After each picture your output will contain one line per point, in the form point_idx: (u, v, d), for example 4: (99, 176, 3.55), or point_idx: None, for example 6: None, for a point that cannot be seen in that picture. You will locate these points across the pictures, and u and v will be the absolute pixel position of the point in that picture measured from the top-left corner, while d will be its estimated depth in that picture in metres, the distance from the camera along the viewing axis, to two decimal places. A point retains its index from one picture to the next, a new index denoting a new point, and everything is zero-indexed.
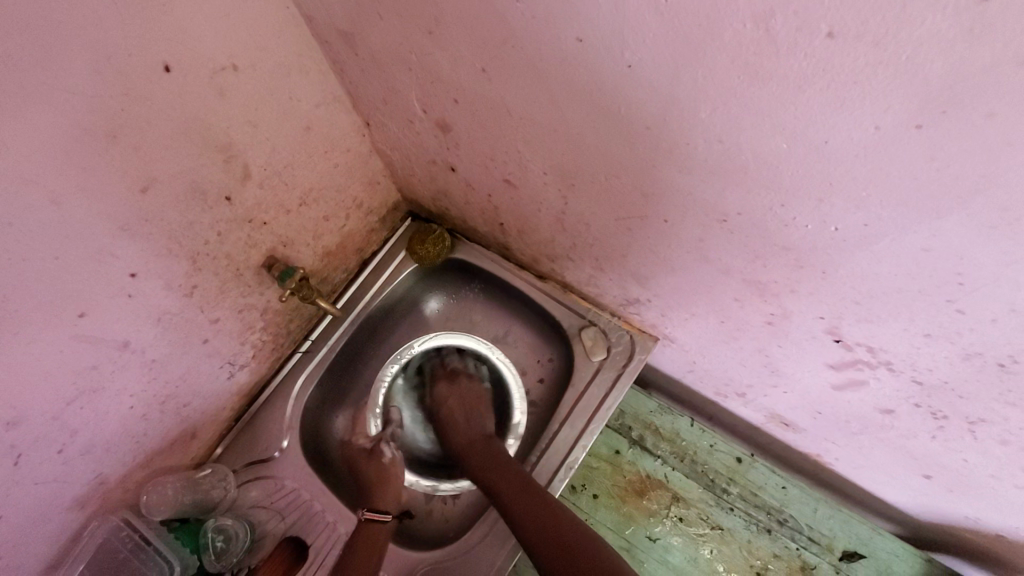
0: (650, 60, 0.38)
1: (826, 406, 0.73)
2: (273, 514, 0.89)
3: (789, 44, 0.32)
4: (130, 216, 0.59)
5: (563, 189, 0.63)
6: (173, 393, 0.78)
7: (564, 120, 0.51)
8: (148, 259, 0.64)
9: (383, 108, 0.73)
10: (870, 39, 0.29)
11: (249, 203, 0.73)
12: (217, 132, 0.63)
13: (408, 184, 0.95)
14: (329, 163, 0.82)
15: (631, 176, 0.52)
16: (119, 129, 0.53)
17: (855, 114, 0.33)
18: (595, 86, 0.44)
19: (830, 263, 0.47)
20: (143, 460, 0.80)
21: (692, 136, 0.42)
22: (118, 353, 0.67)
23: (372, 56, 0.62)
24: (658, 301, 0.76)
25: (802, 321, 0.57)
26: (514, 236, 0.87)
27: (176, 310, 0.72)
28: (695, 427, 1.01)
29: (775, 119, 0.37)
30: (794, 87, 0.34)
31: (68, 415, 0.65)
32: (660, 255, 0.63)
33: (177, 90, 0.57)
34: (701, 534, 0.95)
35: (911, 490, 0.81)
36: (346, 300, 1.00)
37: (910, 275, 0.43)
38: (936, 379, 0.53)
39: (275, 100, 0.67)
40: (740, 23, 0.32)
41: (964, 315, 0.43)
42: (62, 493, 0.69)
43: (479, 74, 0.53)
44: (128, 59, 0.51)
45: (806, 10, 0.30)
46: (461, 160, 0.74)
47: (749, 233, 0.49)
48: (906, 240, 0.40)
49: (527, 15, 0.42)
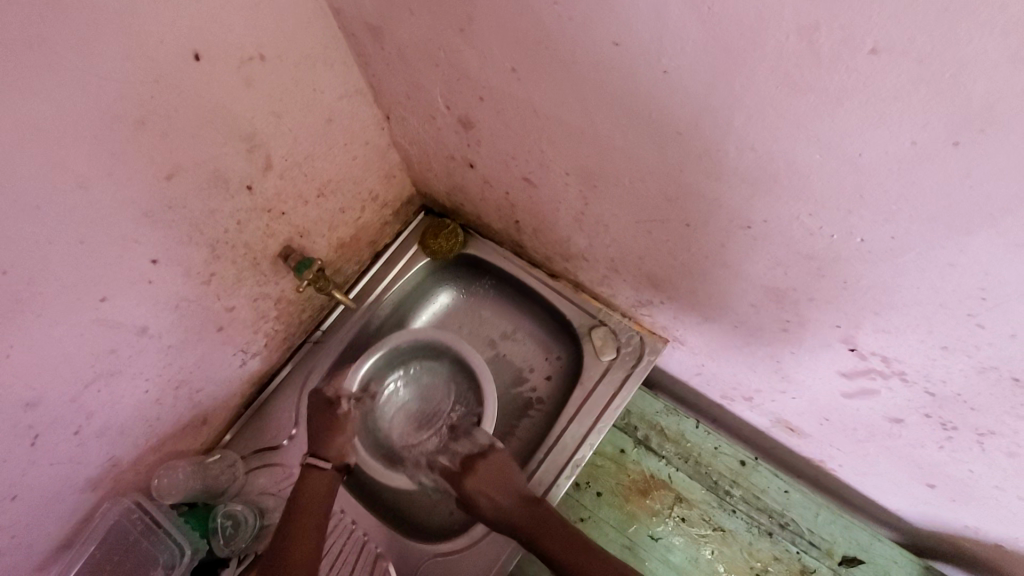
0: (686, 66, 0.39)
1: (835, 414, 0.74)
2: (281, 501, 0.89)
3: (831, 57, 0.32)
4: (154, 203, 0.60)
5: (585, 189, 0.63)
6: (186, 379, 0.79)
7: (593, 123, 0.51)
8: (169, 246, 0.64)
9: (406, 102, 0.74)
10: (914, 56, 0.29)
11: (269, 193, 0.73)
12: (242, 121, 0.63)
13: (425, 179, 0.95)
14: (349, 155, 0.82)
15: (657, 180, 0.53)
16: (148, 116, 0.54)
17: (892, 128, 0.34)
18: (627, 90, 0.44)
19: (853, 274, 0.47)
20: (154, 443, 0.80)
21: (722, 143, 0.43)
22: (136, 337, 0.67)
23: (399, 51, 0.62)
24: (671, 304, 0.77)
25: (818, 329, 0.58)
26: (528, 233, 0.88)
27: (194, 297, 0.72)
28: (700, 428, 1.02)
29: (809, 130, 0.37)
30: (832, 99, 0.34)
31: (86, 397, 0.65)
32: (679, 259, 0.63)
33: (206, 79, 0.57)
34: (703, 534, 0.96)
35: (912, 498, 0.82)
36: (358, 291, 1.01)
37: (933, 288, 0.43)
38: (949, 390, 0.54)
39: (299, 91, 0.67)
40: (783, 35, 0.32)
41: (983, 329, 0.44)
42: (76, 475, 0.70)
43: (507, 72, 0.53)
44: (160, 46, 0.51)
45: (850, 26, 0.30)
46: (481, 157, 0.74)
47: (772, 240, 0.50)
48: (932, 254, 0.40)
49: (565, 18, 0.42)
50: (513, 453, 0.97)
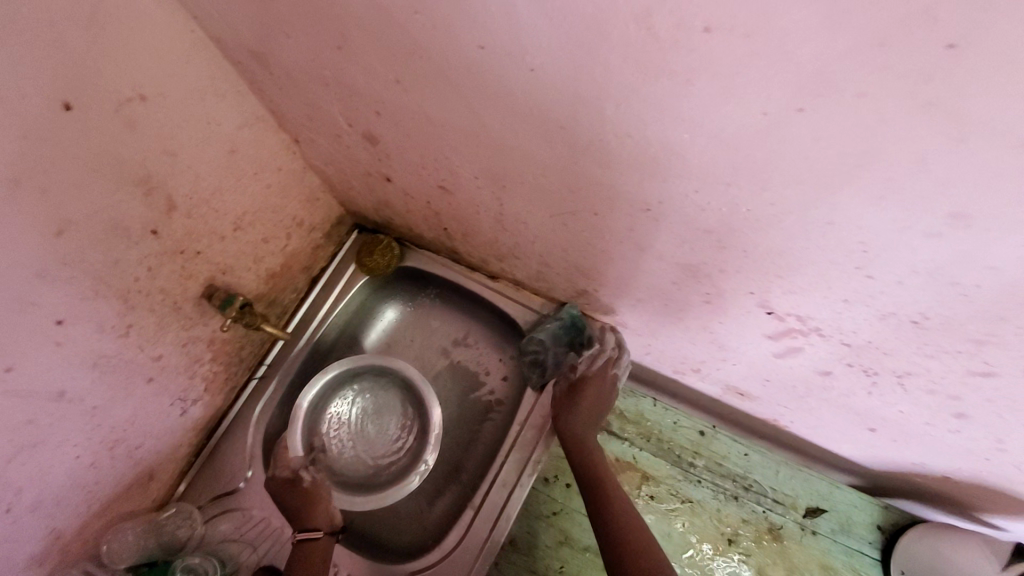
0: (550, 63, 0.39)
1: (772, 374, 0.76)
2: (245, 545, 0.89)
3: (672, 40, 0.32)
4: (47, 262, 0.56)
5: (496, 191, 0.64)
6: (122, 437, 0.76)
7: (485, 127, 0.51)
8: (76, 304, 0.62)
9: (309, 124, 0.72)
10: (742, 31, 0.30)
11: (179, 234, 0.70)
12: (133, 165, 0.61)
13: (348, 197, 0.94)
14: (261, 184, 0.80)
15: (557, 174, 0.53)
16: (22, 173, 0.51)
17: (743, 103, 0.34)
18: (505, 91, 0.44)
19: (749, 242, 0.48)
20: (98, 508, 0.77)
21: (603, 132, 0.43)
22: (55, 403, 0.64)
23: (288, 74, 0.61)
24: (604, 291, 0.78)
25: (736, 298, 0.59)
26: (459, 239, 0.87)
27: (114, 352, 0.69)
28: (658, 405, 1.04)
29: (674, 112, 0.38)
30: (685, 81, 0.35)
31: (10, 473, 0.62)
32: (597, 247, 0.64)
33: (82, 128, 0.54)
34: (673, 509, 0.98)
35: (859, 443, 0.86)
36: (298, 321, 0.99)
37: (822, 248, 0.45)
38: (862, 339, 0.56)
39: (192, 126, 0.65)
40: (624, 24, 0.33)
41: (874, 279, 0.46)
42: (13, 556, 0.67)
43: (394, 85, 0.52)
44: (24, 100, 0.48)
45: (680, 9, 0.30)
46: (394, 170, 0.73)
47: (672, 219, 0.50)
48: (811, 216, 0.42)
49: (428, 26, 0.42)
50: (479, 460, 0.98)
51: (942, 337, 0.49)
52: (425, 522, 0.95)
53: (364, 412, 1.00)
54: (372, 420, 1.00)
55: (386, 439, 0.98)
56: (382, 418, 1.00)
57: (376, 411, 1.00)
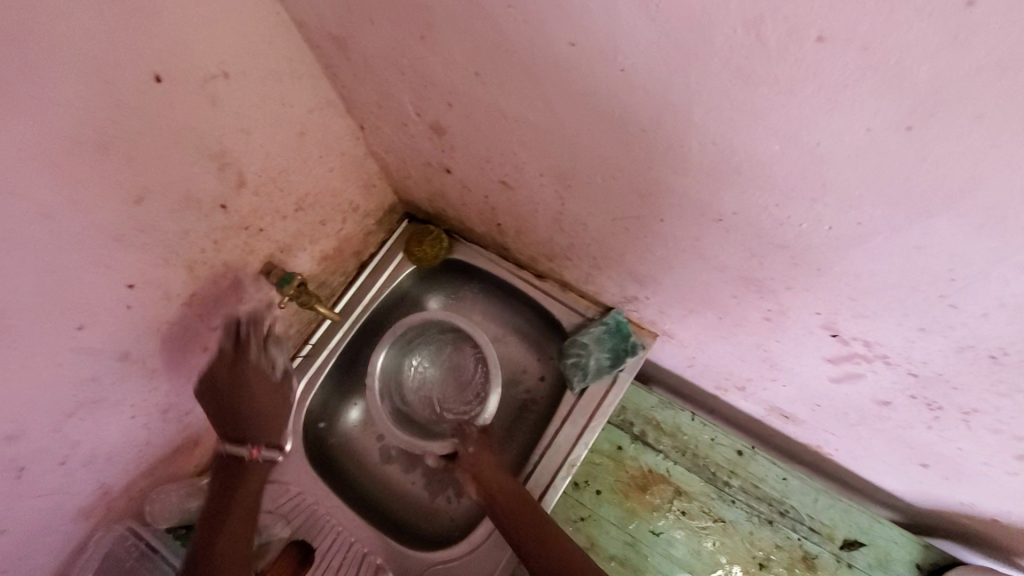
0: (642, 64, 0.38)
1: (825, 399, 0.74)
2: (278, 518, 0.89)
3: (780, 49, 0.31)
4: (124, 227, 0.59)
5: (560, 190, 0.63)
6: (174, 401, 0.79)
7: (561, 125, 0.51)
8: (146, 270, 0.64)
9: (378, 112, 0.73)
10: (859, 44, 0.29)
11: (245, 210, 0.72)
12: (211, 140, 0.62)
13: (405, 186, 0.95)
14: (324, 167, 0.81)
15: (627, 178, 0.52)
16: (111, 140, 0.53)
17: (846, 117, 0.33)
18: (588, 90, 0.44)
19: (825, 262, 0.47)
20: (145, 468, 0.81)
21: (686, 138, 0.42)
22: (117, 363, 0.67)
23: (365, 60, 0.62)
24: (656, 299, 0.77)
25: (799, 317, 0.58)
26: (512, 236, 0.87)
27: (175, 319, 0.72)
28: (696, 420, 1.02)
29: (767, 122, 0.37)
30: (786, 90, 0.34)
31: (70, 426, 0.65)
32: (657, 254, 0.64)
33: (169, 101, 0.56)
34: (704, 527, 0.96)
35: (907, 478, 0.82)
36: (345, 304, 1.01)
37: (904, 272, 0.43)
38: (931, 370, 0.54)
39: (268, 107, 0.67)
40: (731, 29, 0.32)
41: (957, 310, 0.43)
42: (65, 504, 0.70)
43: (473, 78, 0.53)
44: (119, 70, 0.50)
45: (796, 17, 0.29)
46: (457, 162, 0.74)
47: (744, 232, 0.49)
48: (898, 238, 0.40)
49: (520, 20, 0.42)
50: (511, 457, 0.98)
51: (1020, 376, 0.47)
52: (455, 516, 0.96)
53: (443, 366, 0.99)
54: (446, 378, 0.99)
55: (444, 398, 0.97)
56: (450, 381, 0.98)
57: (451, 373, 0.99)
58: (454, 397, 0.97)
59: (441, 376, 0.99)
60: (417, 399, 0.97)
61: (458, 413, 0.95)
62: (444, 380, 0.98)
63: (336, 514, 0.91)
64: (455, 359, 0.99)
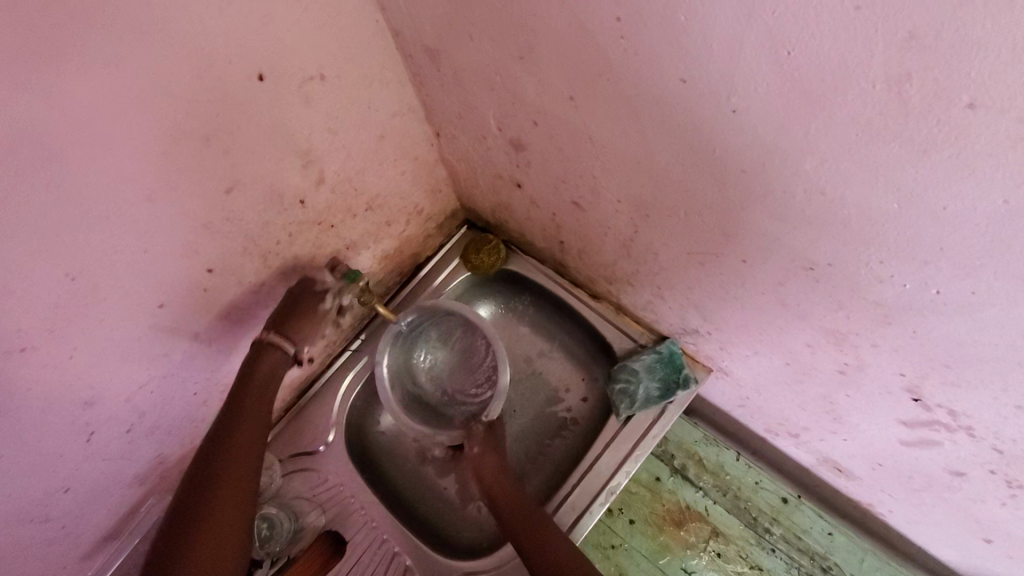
0: (759, 107, 0.37)
1: (888, 459, 0.71)
2: (315, 507, 0.91)
3: (922, 109, 0.30)
4: (213, 215, 0.61)
5: (636, 218, 0.62)
6: (232, 383, 0.81)
7: (652, 156, 0.50)
8: (226, 257, 0.66)
9: (458, 122, 0.74)
10: (1016, 115, 0.27)
11: (321, 207, 0.74)
12: (300, 138, 0.64)
13: (470, 194, 0.95)
14: (398, 171, 0.82)
15: (714, 215, 0.51)
16: (212, 133, 0.55)
17: (983, 184, 0.31)
18: (691, 126, 0.43)
19: (922, 325, 0.45)
20: (199, 443, 0.83)
21: (791, 184, 0.41)
22: (189, 343, 0.69)
23: (455, 73, 0.63)
24: (718, 335, 0.75)
25: (878, 375, 0.55)
26: (573, 255, 0.87)
27: (244, 305, 0.74)
28: (741, 461, 0.99)
29: (890, 179, 0.35)
30: (919, 151, 0.32)
31: (139, 398, 0.68)
32: (729, 292, 0.62)
33: (269, 99, 0.58)
34: (739, 572, 0.93)
35: (967, 551, 0.78)
36: (398, 303, 1.01)
37: (1011, 347, 0.40)
38: (1020, 449, 0.50)
39: (355, 109, 0.68)
40: (869, 83, 0.30)
41: None
42: (124, 470, 0.73)
43: (566, 100, 0.52)
44: (228, 67, 0.52)
45: (948, 79, 0.28)
46: (530, 178, 0.74)
47: (835, 284, 0.47)
48: (1016, 313, 0.37)
49: (630, 52, 0.41)
50: (546, 475, 0.97)
51: None
52: (483, 525, 0.96)
53: (453, 347, 0.93)
54: (457, 361, 0.93)
55: (455, 382, 0.92)
56: (461, 364, 0.92)
57: (463, 355, 0.92)
58: (467, 380, 0.92)
59: (453, 357, 0.92)
60: (428, 379, 0.92)
61: (470, 398, 0.91)
62: (454, 363, 0.92)
63: (370, 510, 0.92)
64: (465, 343, 0.92)
